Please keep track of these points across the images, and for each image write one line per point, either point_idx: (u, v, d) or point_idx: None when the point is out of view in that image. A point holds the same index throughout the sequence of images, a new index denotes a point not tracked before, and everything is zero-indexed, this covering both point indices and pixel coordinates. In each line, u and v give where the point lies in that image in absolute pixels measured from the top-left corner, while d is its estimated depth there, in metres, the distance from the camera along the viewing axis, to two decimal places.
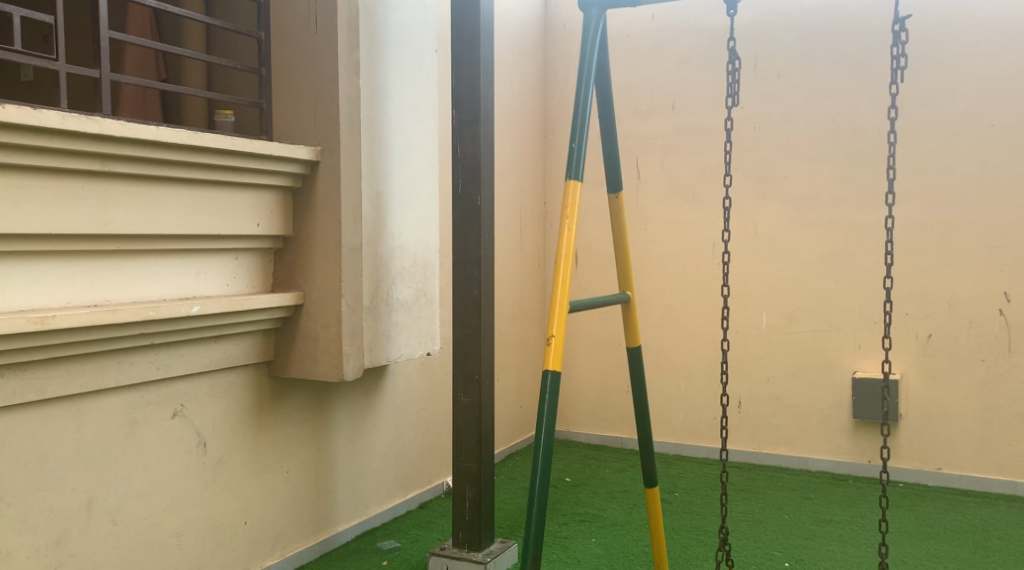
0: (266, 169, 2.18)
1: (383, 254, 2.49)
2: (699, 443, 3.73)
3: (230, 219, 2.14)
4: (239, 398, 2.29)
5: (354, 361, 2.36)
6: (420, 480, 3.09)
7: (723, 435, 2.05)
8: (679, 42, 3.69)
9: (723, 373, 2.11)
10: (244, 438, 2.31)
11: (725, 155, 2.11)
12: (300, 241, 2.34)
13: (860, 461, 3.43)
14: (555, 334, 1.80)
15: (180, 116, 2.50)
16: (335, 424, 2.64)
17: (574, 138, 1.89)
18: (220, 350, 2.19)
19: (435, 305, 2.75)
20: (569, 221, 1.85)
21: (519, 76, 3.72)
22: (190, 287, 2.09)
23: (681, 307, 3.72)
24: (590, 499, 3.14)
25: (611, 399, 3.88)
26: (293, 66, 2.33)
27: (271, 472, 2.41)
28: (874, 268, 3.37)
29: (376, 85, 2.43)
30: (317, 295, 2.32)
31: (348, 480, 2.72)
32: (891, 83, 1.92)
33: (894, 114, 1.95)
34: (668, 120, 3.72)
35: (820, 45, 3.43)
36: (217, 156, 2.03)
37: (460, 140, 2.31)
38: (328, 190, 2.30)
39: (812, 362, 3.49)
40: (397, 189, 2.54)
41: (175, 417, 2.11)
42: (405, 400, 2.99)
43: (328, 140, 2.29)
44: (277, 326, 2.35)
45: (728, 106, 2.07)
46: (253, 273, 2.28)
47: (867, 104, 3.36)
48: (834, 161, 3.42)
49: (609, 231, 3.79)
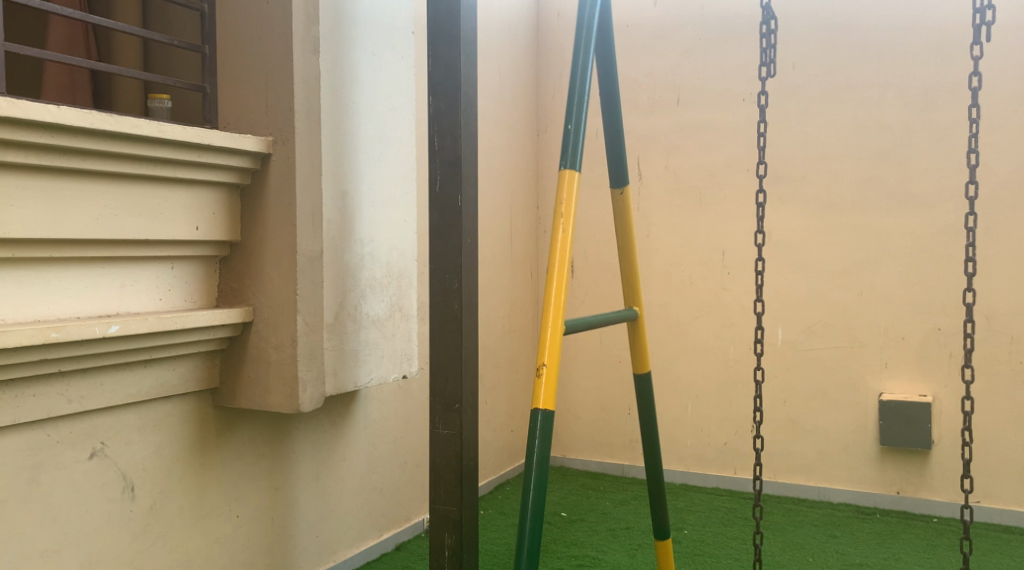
0: (205, 163, 1.84)
1: (348, 263, 2.15)
2: (707, 471, 3.38)
3: (160, 221, 1.80)
4: (177, 433, 1.94)
5: (313, 389, 2.02)
6: (396, 518, 2.75)
7: (757, 462, 1.83)
8: (685, 31, 3.37)
9: (756, 396, 1.91)
10: (183, 480, 1.96)
11: (761, 136, 1.88)
12: (248, 248, 2.00)
13: (888, 492, 3.09)
14: (546, 363, 1.49)
15: (110, 102, 2.15)
16: (295, 460, 2.30)
17: (570, 118, 1.59)
18: (151, 377, 1.84)
19: (412, 321, 2.41)
20: (564, 219, 1.55)
21: (508, 67, 3.39)
22: (112, 302, 1.75)
23: (687, 322, 3.38)
24: (589, 539, 2.80)
25: (610, 424, 3.53)
26: (241, 43, 1.99)
27: (216, 517, 2.06)
28: (900, 278, 3.04)
29: (340, 66, 2.09)
30: (269, 311, 1.98)
31: (311, 523, 2.37)
32: (971, 46, 1.70)
33: (974, 79, 1.75)
34: (672, 116, 3.40)
35: (840, 32, 3.11)
36: (141, 146, 1.70)
37: (437, 129, 1.92)
38: (281, 188, 1.96)
39: (832, 383, 3.16)
40: (366, 190, 2.20)
41: (93, 458, 1.77)
42: (379, 428, 2.64)
43: (281, 131, 1.95)
44: (223, 347, 2.00)
45: (761, 76, 1.86)
46: (193, 286, 1.94)
47: (893, 97, 3.04)
48: (856, 159, 3.09)
49: (608, 238, 3.45)
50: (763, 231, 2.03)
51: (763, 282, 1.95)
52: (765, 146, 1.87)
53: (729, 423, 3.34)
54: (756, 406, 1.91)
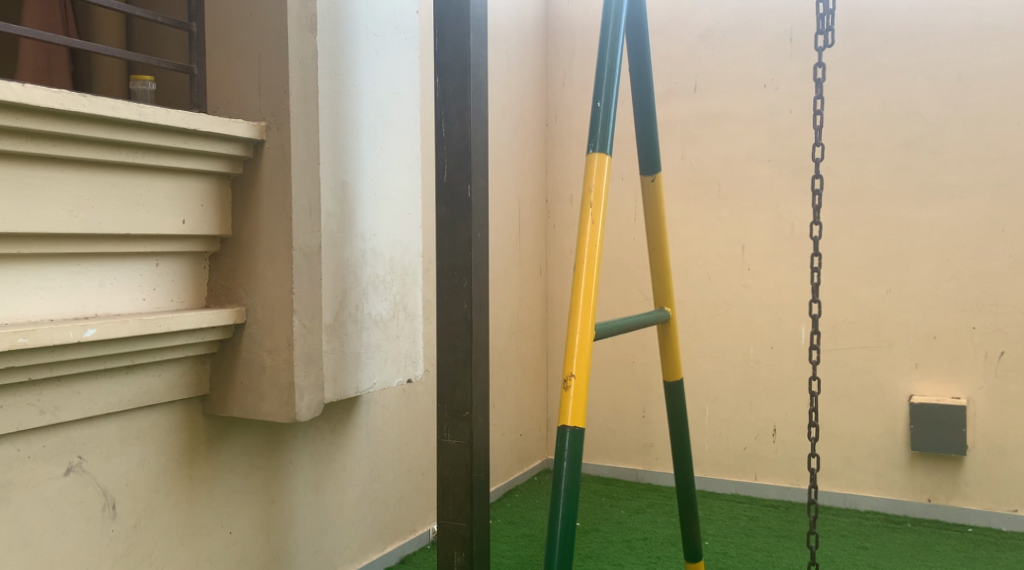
0: (192, 150, 1.68)
1: (348, 259, 1.99)
2: (725, 476, 3.23)
3: (141, 213, 1.64)
4: (163, 445, 1.78)
5: (311, 397, 1.85)
6: (400, 530, 2.59)
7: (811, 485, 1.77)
8: (702, 14, 3.20)
9: (811, 418, 1.84)
10: (170, 496, 1.80)
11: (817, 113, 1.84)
12: (239, 244, 1.83)
13: (919, 500, 2.93)
14: (574, 374, 1.44)
15: (90, 84, 1.98)
16: (292, 471, 2.14)
17: (600, 96, 1.53)
18: (134, 384, 1.68)
19: (417, 321, 2.25)
20: (593, 209, 1.49)
21: (517, 52, 3.23)
22: (90, 303, 1.60)
23: (705, 320, 3.22)
24: (605, 551, 2.64)
25: (624, 427, 3.37)
26: (231, 21, 1.83)
27: (208, 535, 1.90)
28: (932, 274, 2.88)
29: (340, 46, 1.94)
30: (263, 312, 1.82)
31: (310, 538, 2.21)
32: None
33: None
34: (689, 104, 3.23)
35: (868, 14, 2.94)
36: (119, 131, 1.54)
37: (444, 115, 1.74)
38: (275, 178, 1.80)
39: (858, 384, 3.00)
40: (367, 180, 2.04)
41: (69, 474, 1.61)
42: (381, 435, 2.48)
43: (275, 115, 1.79)
44: (213, 350, 1.84)
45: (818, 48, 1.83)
46: (180, 285, 1.78)
47: (924, 83, 2.87)
48: (884, 149, 2.93)
49: (621, 232, 3.29)
50: (816, 226, 1.94)
51: (818, 281, 1.92)
52: (821, 125, 1.84)
53: (750, 427, 3.18)
54: (812, 424, 1.85)
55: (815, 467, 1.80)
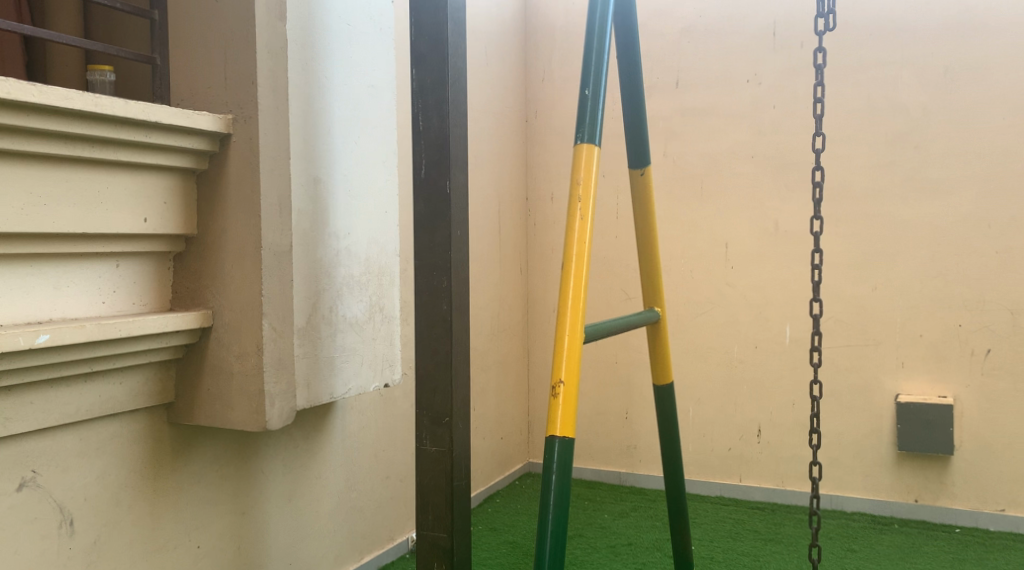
0: (153, 143, 1.59)
1: (322, 259, 1.90)
2: (710, 478, 3.17)
3: (99, 211, 1.54)
4: (125, 457, 1.68)
5: (282, 404, 1.76)
6: (378, 539, 2.50)
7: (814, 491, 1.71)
8: (682, 9, 3.14)
9: (815, 421, 1.79)
10: (134, 510, 1.70)
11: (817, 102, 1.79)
12: (205, 243, 1.74)
13: (906, 501, 2.88)
14: (564, 380, 1.37)
15: (46, 75, 1.87)
16: (264, 481, 2.05)
17: (588, 84, 1.46)
18: (93, 393, 1.59)
19: (394, 323, 2.16)
20: (582, 205, 1.42)
21: (495, 47, 3.15)
22: (43, 307, 1.50)
23: (688, 320, 3.16)
24: (589, 557, 2.56)
25: (606, 429, 3.31)
26: (195, 9, 1.73)
27: (174, 550, 1.80)
28: (917, 271, 2.84)
29: (312, 35, 1.85)
30: (230, 315, 1.72)
31: (283, 550, 2.12)
32: None
33: None
34: (671, 99, 3.17)
35: (851, 7, 2.90)
36: (74, 124, 1.44)
37: (422, 107, 1.66)
38: (242, 174, 1.70)
39: (844, 384, 2.95)
40: (341, 177, 1.95)
41: (22, 490, 1.51)
42: (357, 442, 2.39)
43: (242, 108, 1.70)
44: (179, 355, 1.74)
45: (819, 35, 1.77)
46: (142, 286, 1.68)
47: (909, 77, 2.83)
48: (869, 145, 2.88)
49: (603, 230, 3.22)
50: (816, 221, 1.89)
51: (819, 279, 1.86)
52: (821, 113, 1.80)
53: (735, 428, 3.12)
54: (815, 429, 1.79)
55: (815, 473, 1.75)
